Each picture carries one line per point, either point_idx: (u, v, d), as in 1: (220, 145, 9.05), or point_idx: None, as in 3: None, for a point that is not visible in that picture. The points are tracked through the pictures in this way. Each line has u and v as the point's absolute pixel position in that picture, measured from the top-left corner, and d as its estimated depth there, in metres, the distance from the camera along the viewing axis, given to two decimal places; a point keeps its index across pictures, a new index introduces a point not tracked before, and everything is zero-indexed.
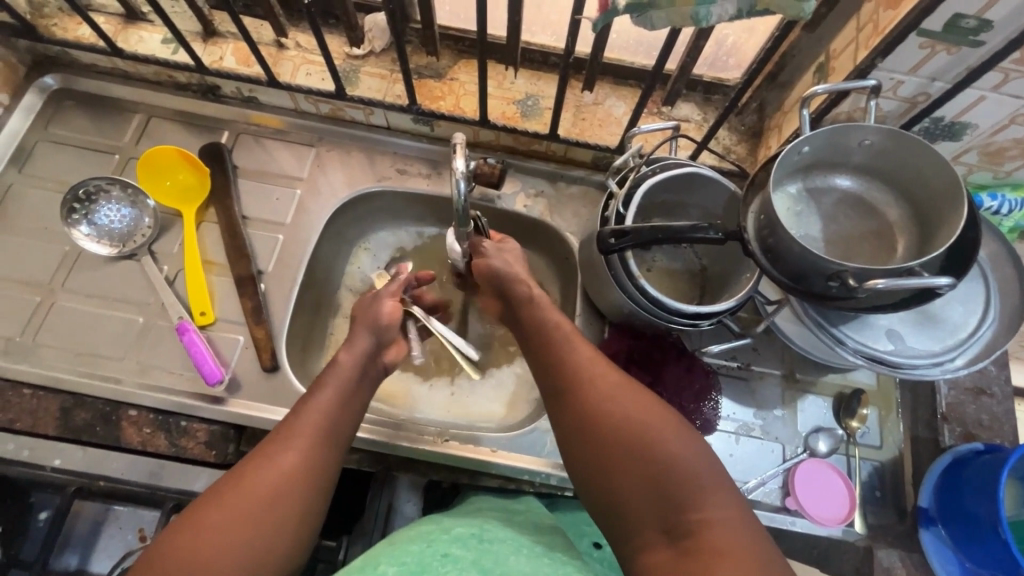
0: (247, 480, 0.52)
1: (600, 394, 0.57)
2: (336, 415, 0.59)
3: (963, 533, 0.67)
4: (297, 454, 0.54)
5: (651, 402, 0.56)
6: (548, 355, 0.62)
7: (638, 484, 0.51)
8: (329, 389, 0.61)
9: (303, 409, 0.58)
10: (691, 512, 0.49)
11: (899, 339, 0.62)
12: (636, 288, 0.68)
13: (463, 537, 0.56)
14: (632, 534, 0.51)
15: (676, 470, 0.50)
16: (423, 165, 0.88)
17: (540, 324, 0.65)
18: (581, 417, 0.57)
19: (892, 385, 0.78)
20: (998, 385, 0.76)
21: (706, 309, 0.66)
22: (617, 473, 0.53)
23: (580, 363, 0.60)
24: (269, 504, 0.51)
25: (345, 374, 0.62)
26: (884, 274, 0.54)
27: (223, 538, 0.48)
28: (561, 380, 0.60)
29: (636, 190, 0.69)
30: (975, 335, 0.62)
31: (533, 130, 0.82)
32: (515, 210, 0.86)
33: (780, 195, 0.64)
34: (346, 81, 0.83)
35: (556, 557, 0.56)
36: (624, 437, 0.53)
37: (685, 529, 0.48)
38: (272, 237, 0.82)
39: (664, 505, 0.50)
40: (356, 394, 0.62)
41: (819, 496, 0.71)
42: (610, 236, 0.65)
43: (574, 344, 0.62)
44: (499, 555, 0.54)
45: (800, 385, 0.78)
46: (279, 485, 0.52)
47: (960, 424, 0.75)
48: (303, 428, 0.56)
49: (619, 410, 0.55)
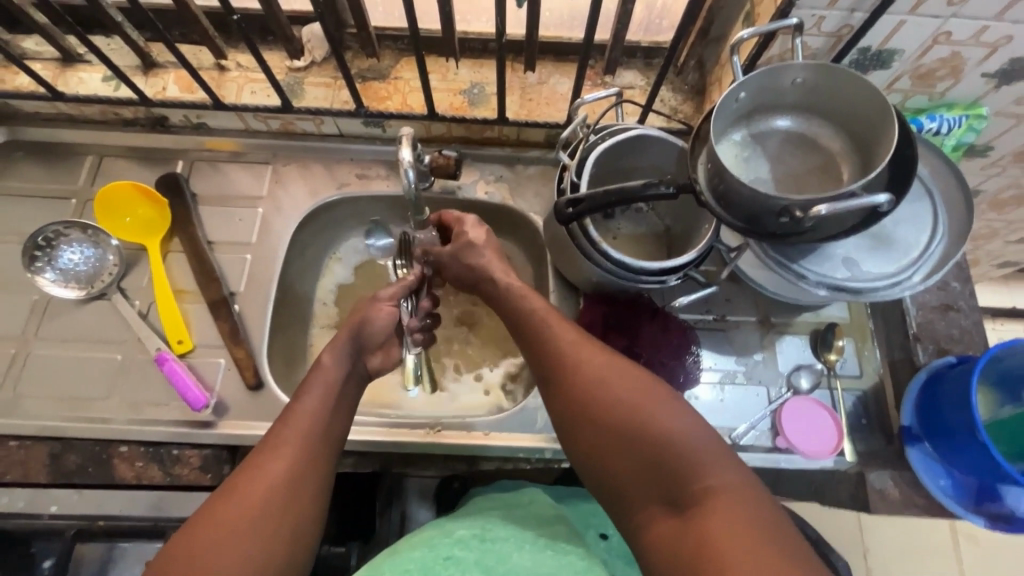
0: (238, 495, 0.52)
1: (594, 377, 0.58)
2: (321, 420, 0.59)
3: (947, 445, 0.69)
4: (284, 467, 0.54)
5: (642, 380, 0.57)
6: (540, 347, 0.63)
7: (637, 460, 0.53)
8: (316, 391, 0.61)
9: (289, 418, 0.58)
10: (691, 479, 0.50)
11: (856, 265, 0.63)
12: (600, 253, 0.69)
13: (465, 538, 0.59)
14: (636, 510, 0.53)
15: (672, 444, 0.52)
16: (382, 167, 0.88)
17: (528, 316, 0.66)
18: (576, 392, 0.58)
19: (864, 314, 0.80)
20: (964, 300, 0.78)
21: (669, 264, 0.67)
22: (617, 446, 0.54)
23: (571, 349, 0.61)
24: (258, 523, 0.51)
25: (330, 374, 0.62)
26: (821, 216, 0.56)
27: (220, 560, 0.48)
28: (556, 369, 0.60)
29: (587, 158, 0.70)
30: (928, 251, 0.64)
31: (482, 117, 0.82)
32: (476, 198, 0.87)
33: (726, 144, 0.66)
34: (291, 94, 0.84)
35: (558, 547, 0.60)
36: (621, 413, 0.55)
37: (687, 496, 0.50)
38: (241, 258, 0.82)
39: (667, 475, 0.51)
40: (342, 396, 0.62)
41: (805, 430, 0.73)
42: (567, 205, 0.66)
43: (563, 330, 0.63)
44: (502, 552, 0.58)
45: (776, 328, 0.80)
46: (268, 502, 0.52)
47: (932, 341, 0.77)
48: (291, 442, 0.56)
49: (614, 392, 0.56)
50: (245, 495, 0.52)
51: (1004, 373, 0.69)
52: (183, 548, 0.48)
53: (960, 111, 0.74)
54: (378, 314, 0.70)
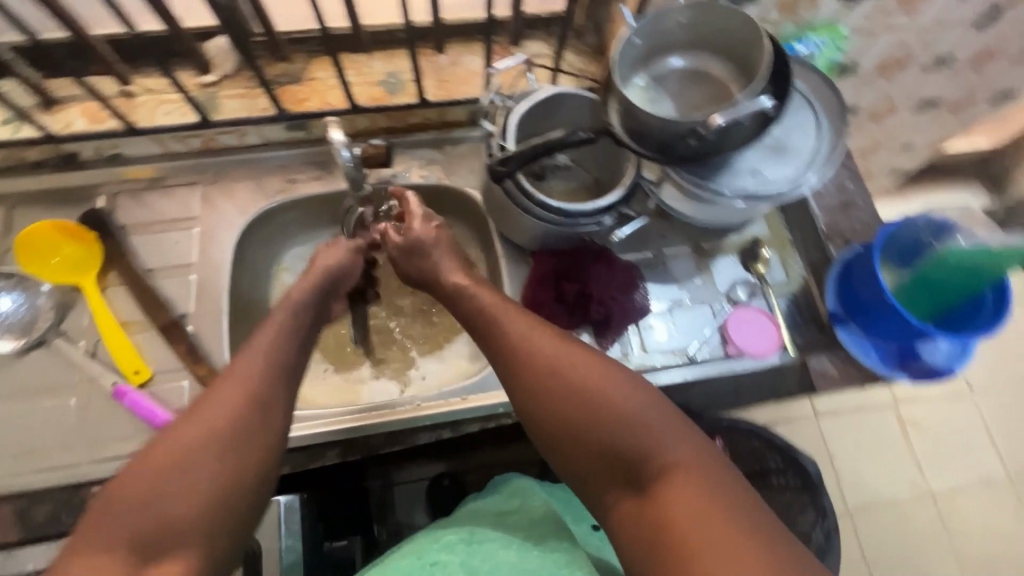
0: (199, 416, 0.52)
1: (548, 366, 0.58)
2: (280, 353, 0.61)
3: (868, 320, 0.78)
4: (236, 399, 0.54)
5: (597, 362, 0.57)
6: (494, 340, 0.63)
7: (598, 444, 0.54)
8: (273, 329, 0.63)
9: (247, 353, 0.60)
10: (650, 458, 0.52)
11: (762, 174, 0.71)
12: (539, 206, 0.73)
13: (452, 541, 0.62)
14: (603, 492, 0.54)
15: (629, 426, 0.53)
16: (313, 168, 0.89)
17: (479, 310, 0.65)
18: (533, 382, 0.58)
19: (781, 227, 0.89)
20: (860, 197, 0.88)
21: (602, 202, 0.73)
22: (578, 432, 0.55)
23: (523, 338, 0.61)
24: (220, 439, 0.51)
25: (286, 317, 0.65)
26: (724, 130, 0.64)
27: (182, 474, 0.49)
28: (511, 360, 0.60)
29: (510, 121, 0.74)
30: (818, 151, 0.72)
31: (404, 103, 0.85)
32: (413, 183, 0.89)
33: (631, 88, 0.72)
34: (207, 109, 0.83)
35: (546, 547, 0.63)
36: (579, 399, 0.55)
37: (648, 475, 0.51)
38: (185, 280, 0.81)
39: (626, 456, 0.53)
40: (300, 336, 0.65)
41: (749, 333, 0.81)
42: (498, 164, 0.70)
43: (514, 320, 0.63)
44: (489, 551, 0.61)
45: (709, 253, 0.88)
46: (229, 422, 0.52)
47: (841, 237, 0.86)
48: (249, 372, 0.57)
49: (571, 377, 0.57)
50: (207, 415, 0.52)
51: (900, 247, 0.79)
52: (145, 462, 0.49)
53: (824, 33, 0.84)
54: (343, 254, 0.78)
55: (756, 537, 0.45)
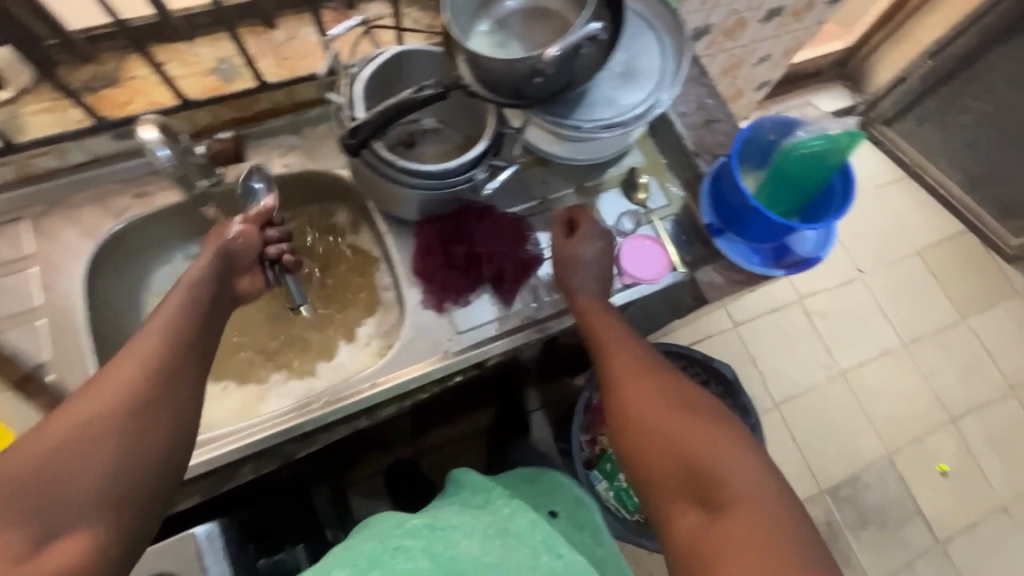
0: (101, 394, 0.54)
1: (638, 402, 0.65)
2: (187, 329, 0.61)
3: (740, 226, 0.83)
4: (130, 378, 0.55)
5: (685, 412, 0.62)
6: (602, 356, 0.72)
7: (669, 467, 0.59)
8: (174, 301, 0.63)
9: (150, 325, 0.60)
10: (722, 489, 0.55)
11: (615, 100, 0.72)
12: (403, 173, 0.71)
13: (415, 529, 0.66)
14: (664, 503, 0.58)
15: (708, 458, 0.57)
16: (159, 177, 0.81)
17: (600, 344, 0.73)
18: (623, 406, 0.66)
19: (655, 154, 0.92)
20: (720, 111, 0.91)
21: (467, 158, 0.71)
22: (659, 446, 0.60)
23: (616, 372, 0.69)
24: (120, 416, 0.53)
25: (195, 288, 0.65)
26: (562, 65, 0.63)
27: (86, 449, 0.50)
28: (613, 375, 0.69)
29: (355, 89, 0.70)
30: (665, 69, 0.73)
31: (243, 89, 0.79)
32: (276, 173, 0.83)
33: (475, 37, 0.72)
34: (11, 131, 0.73)
35: (507, 537, 0.66)
36: (663, 429, 0.61)
37: (716, 499, 0.54)
38: (34, 327, 0.73)
39: (697, 479, 0.56)
40: (208, 316, 0.65)
41: (642, 262, 0.83)
42: (348, 137, 0.65)
43: (615, 350, 0.71)
44: (451, 539, 0.64)
45: (592, 191, 0.89)
46: (129, 397, 0.54)
47: (708, 152, 0.90)
48: (152, 349, 0.58)
49: (657, 416, 0.62)
50: (109, 391, 0.54)
51: (755, 155, 0.84)
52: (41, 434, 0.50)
53: None
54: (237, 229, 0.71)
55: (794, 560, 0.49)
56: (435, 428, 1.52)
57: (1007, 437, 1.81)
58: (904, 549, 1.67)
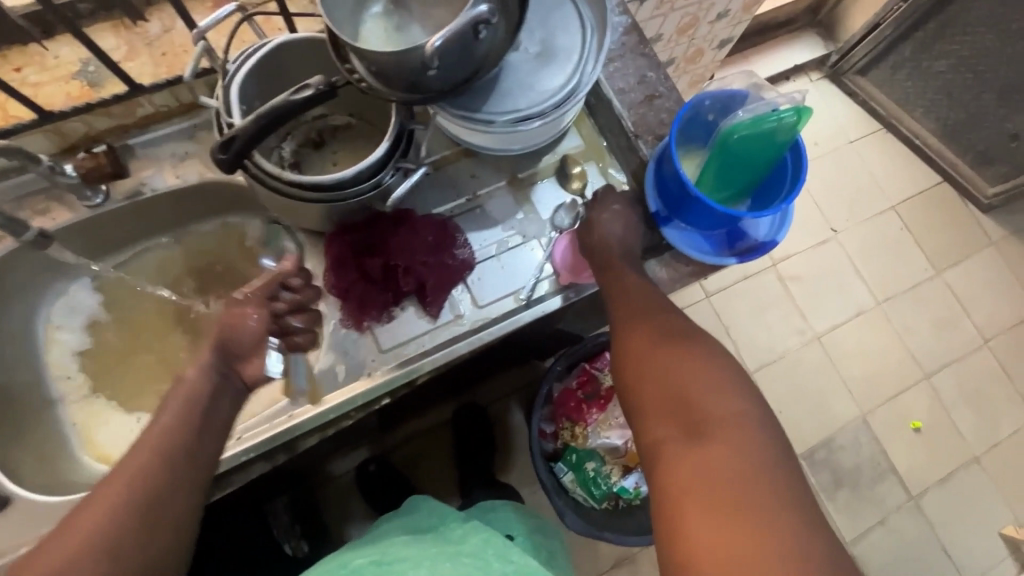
0: (85, 518, 0.51)
1: (648, 335, 0.67)
2: (180, 434, 0.57)
3: (685, 214, 0.75)
4: (112, 497, 0.52)
5: (697, 347, 0.64)
6: (615, 292, 0.73)
7: (665, 396, 0.61)
8: (174, 403, 0.59)
9: (146, 431, 0.57)
10: (708, 422, 0.57)
11: (529, 88, 0.64)
12: (294, 185, 0.63)
13: (362, 566, 0.66)
14: (655, 434, 0.60)
15: (700, 395, 0.59)
16: (36, 197, 0.73)
17: (611, 279, 0.74)
18: (639, 334, 0.68)
19: (596, 136, 0.84)
20: (662, 85, 0.83)
21: (366, 163, 0.63)
22: (656, 379, 0.63)
23: (643, 295, 0.72)
24: (100, 543, 0.49)
25: (196, 389, 0.60)
26: (456, 55, 0.55)
27: None
28: (620, 314, 0.71)
29: (229, 92, 0.61)
30: (587, 46, 0.65)
31: (112, 96, 0.69)
32: (169, 186, 0.76)
33: (369, 22, 0.64)
34: None
35: (457, 558, 0.65)
36: (663, 363, 0.63)
37: (705, 427, 0.57)
38: None
39: (687, 412, 0.59)
40: (206, 412, 0.60)
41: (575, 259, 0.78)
42: (220, 151, 0.57)
43: (639, 286, 0.73)
44: (398, 571, 0.64)
45: (526, 183, 0.81)
46: (114, 522, 0.51)
47: (649, 133, 0.82)
48: (138, 465, 0.54)
49: (659, 350, 0.65)
50: (92, 513, 0.51)
51: (693, 134, 0.76)
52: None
53: None
54: (253, 316, 0.64)
55: (769, 497, 0.51)
56: (401, 424, 1.47)
57: (981, 391, 1.79)
58: (878, 506, 1.65)
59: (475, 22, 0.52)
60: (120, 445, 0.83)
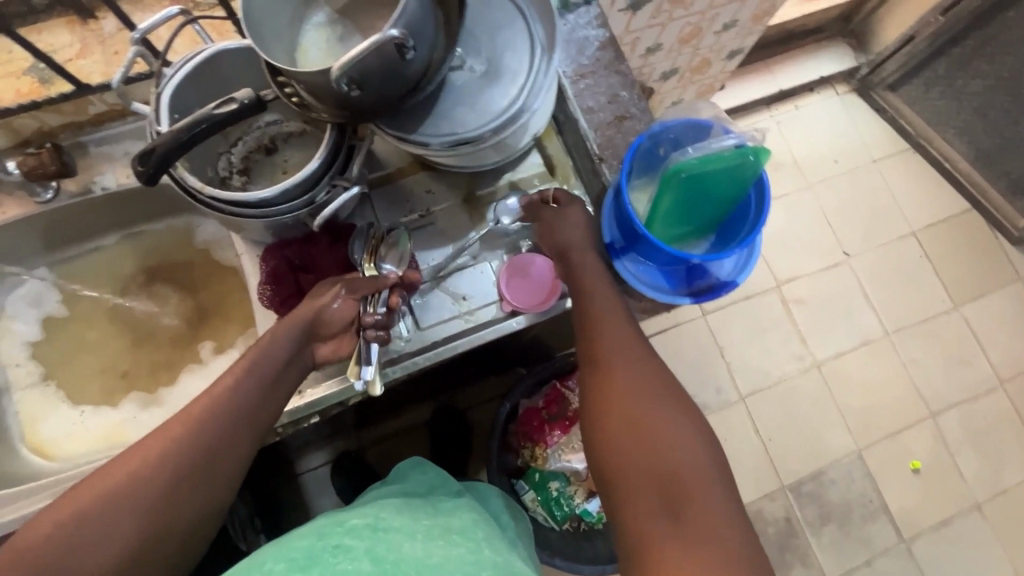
0: (134, 461, 0.53)
1: (626, 385, 0.61)
2: (241, 406, 0.59)
3: (638, 247, 0.73)
4: (162, 448, 0.54)
5: (676, 404, 0.60)
6: (590, 328, 0.66)
7: (637, 456, 0.56)
8: (238, 373, 0.61)
9: (205, 395, 0.59)
10: (684, 493, 0.53)
11: (468, 111, 0.60)
12: (223, 199, 0.62)
13: (357, 527, 0.55)
14: (623, 497, 0.55)
15: (675, 460, 0.55)
16: None
17: (589, 309, 0.67)
18: (612, 385, 0.62)
19: (562, 154, 0.80)
20: (634, 106, 0.79)
21: (297, 180, 0.61)
22: (627, 435, 0.58)
23: (622, 339, 0.65)
24: (146, 495, 0.52)
25: (267, 361, 0.62)
26: (380, 75, 0.52)
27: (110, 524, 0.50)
28: (590, 354, 0.65)
29: (161, 100, 0.60)
30: (534, 70, 0.61)
31: (60, 96, 0.71)
32: (122, 185, 0.80)
33: (311, 32, 0.61)
34: None
35: (451, 539, 0.58)
36: (635, 419, 0.58)
37: (680, 498, 0.53)
38: None
39: (663, 479, 0.54)
40: (266, 395, 0.62)
41: (520, 285, 0.74)
42: (141, 163, 0.56)
43: (618, 324, 0.66)
44: (394, 541, 0.54)
45: (482, 201, 0.79)
46: (158, 479, 0.53)
47: (616, 156, 0.78)
48: (192, 429, 0.56)
49: (635, 403, 0.59)
50: (141, 461, 0.53)
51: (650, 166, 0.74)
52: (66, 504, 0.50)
53: None
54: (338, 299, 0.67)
55: None
56: (377, 422, 1.46)
57: (990, 435, 1.68)
58: (865, 547, 1.58)
59: (397, 42, 0.49)
60: (63, 438, 0.86)
